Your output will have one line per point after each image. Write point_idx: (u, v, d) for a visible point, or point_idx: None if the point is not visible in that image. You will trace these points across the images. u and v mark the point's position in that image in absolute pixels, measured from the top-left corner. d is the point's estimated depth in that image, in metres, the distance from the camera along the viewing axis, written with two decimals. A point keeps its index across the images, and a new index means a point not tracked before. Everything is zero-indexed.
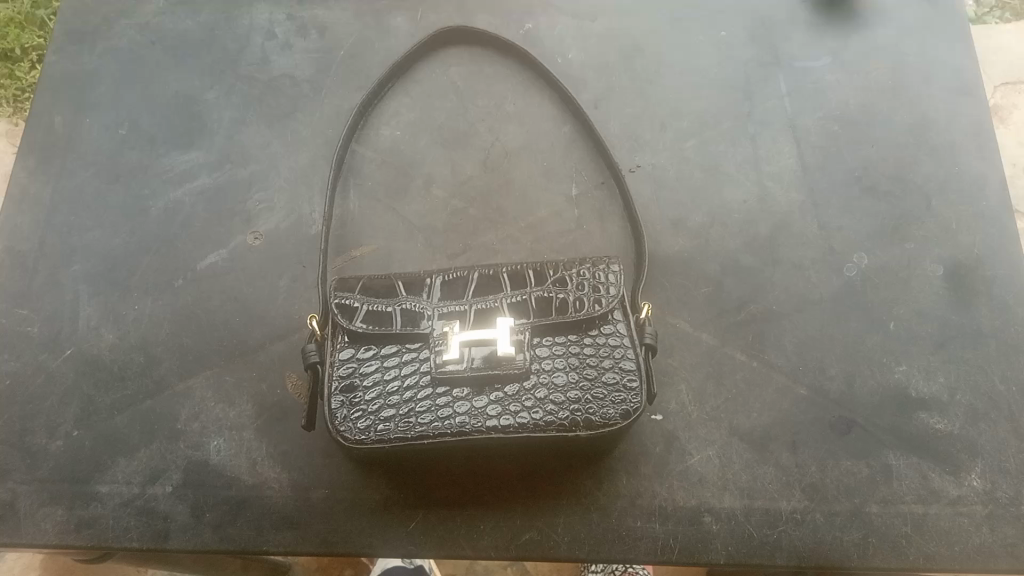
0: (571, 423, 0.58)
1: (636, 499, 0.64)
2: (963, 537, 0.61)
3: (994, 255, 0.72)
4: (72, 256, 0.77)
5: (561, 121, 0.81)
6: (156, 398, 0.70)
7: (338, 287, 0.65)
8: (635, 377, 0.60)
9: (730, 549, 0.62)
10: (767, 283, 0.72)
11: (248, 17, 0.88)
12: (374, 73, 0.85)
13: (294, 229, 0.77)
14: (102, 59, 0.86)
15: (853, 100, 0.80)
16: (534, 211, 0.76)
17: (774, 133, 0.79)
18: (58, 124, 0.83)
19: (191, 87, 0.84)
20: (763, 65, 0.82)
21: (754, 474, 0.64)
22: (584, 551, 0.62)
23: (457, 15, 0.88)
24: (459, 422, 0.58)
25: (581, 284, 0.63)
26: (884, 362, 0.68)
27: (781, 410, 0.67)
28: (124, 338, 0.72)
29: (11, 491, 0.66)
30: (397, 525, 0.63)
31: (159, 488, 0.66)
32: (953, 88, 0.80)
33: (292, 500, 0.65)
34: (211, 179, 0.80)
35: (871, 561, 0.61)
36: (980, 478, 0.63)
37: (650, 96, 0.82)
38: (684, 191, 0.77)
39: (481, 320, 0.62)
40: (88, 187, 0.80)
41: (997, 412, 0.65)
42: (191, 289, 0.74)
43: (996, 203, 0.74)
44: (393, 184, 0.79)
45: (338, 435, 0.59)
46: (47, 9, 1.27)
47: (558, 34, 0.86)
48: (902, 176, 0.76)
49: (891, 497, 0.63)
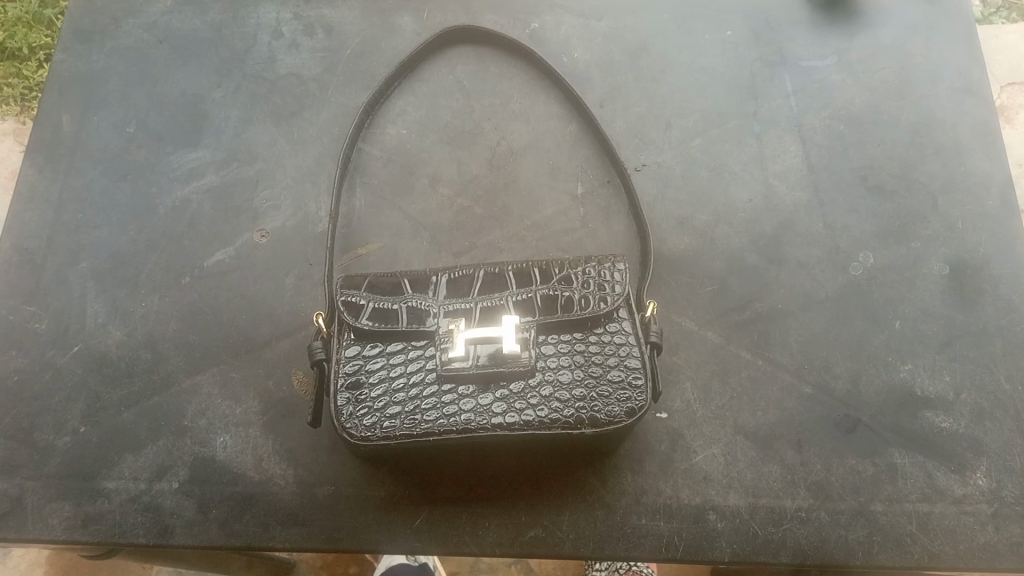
0: (577, 421, 0.58)
1: (640, 497, 0.64)
2: (968, 536, 0.61)
3: (999, 255, 0.72)
4: (80, 254, 0.77)
5: (566, 120, 0.82)
6: (162, 395, 0.70)
7: (344, 285, 0.65)
8: (640, 375, 0.60)
9: (734, 547, 0.62)
10: (772, 282, 0.72)
11: (255, 16, 0.89)
12: (380, 72, 0.85)
13: (300, 227, 0.77)
14: (110, 58, 0.87)
15: (858, 100, 0.80)
16: (539, 210, 0.76)
17: (780, 132, 0.79)
18: (66, 122, 0.83)
19: (197, 86, 0.85)
20: (768, 64, 0.82)
21: (759, 473, 0.64)
22: (588, 549, 0.62)
23: (463, 15, 0.88)
24: (465, 419, 0.59)
25: (587, 282, 0.64)
26: (889, 361, 0.68)
27: (786, 409, 0.67)
28: (131, 335, 0.73)
29: (19, 486, 0.67)
30: (402, 522, 0.64)
31: (165, 485, 0.66)
32: (958, 88, 0.80)
33: (298, 496, 0.65)
34: (217, 177, 0.80)
35: (876, 559, 0.61)
36: (985, 477, 0.63)
37: (655, 95, 0.82)
38: (689, 190, 0.77)
39: (487, 317, 0.62)
40: (95, 185, 0.80)
41: (1002, 411, 0.65)
42: (198, 287, 0.75)
43: (1002, 203, 0.74)
44: (399, 183, 0.79)
45: (344, 432, 0.59)
46: (55, 8, 1.28)
47: (563, 33, 0.86)
48: (907, 176, 0.76)
49: (895, 496, 0.63)
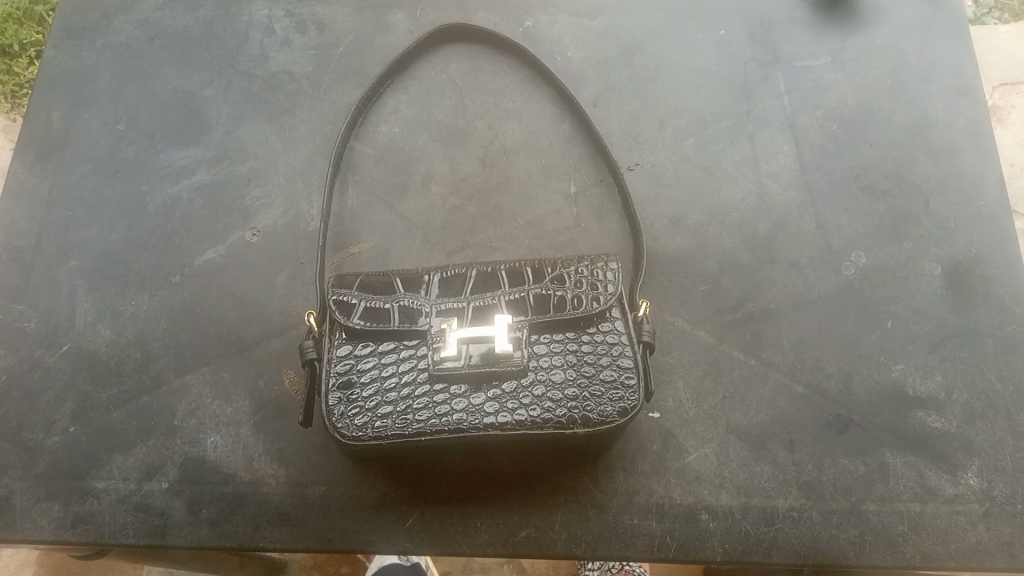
0: (569, 421, 0.58)
1: (633, 497, 0.64)
2: (959, 535, 0.62)
3: (991, 255, 0.72)
4: (70, 252, 0.77)
5: (560, 118, 0.81)
6: (153, 394, 0.69)
7: (336, 284, 0.65)
8: (633, 375, 0.60)
9: (727, 547, 0.62)
10: (765, 282, 0.72)
11: (247, 13, 0.88)
12: (373, 70, 0.85)
13: (292, 226, 0.77)
14: (101, 55, 0.86)
15: (852, 100, 0.80)
16: (532, 209, 0.76)
17: (773, 132, 0.79)
18: (56, 119, 0.83)
19: (189, 83, 0.84)
20: (762, 64, 0.82)
21: (751, 472, 0.64)
22: (580, 549, 0.62)
23: (456, 13, 0.87)
24: (457, 419, 0.58)
25: (579, 281, 0.63)
26: (881, 361, 0.68)
27: (779, 408, 0.67)
28: (122, 334, 0.72)
29: (8, 486, 0.66)
30: (394, 522, 0.63)
31: (156, 484, 0.66)
32: (951, 88, 0.80)
33: (289, 496, 0.65)
34: (209, 175, 0.80)
35: (868, 559, 0.61)
36: (976, 477, 0.63)
37: (648, 94, 0.82)
38: (682, 189, 0.77)
39: (479, 317, 0.62)
40: (86, 182, 0.80)
41: (994, 411, 0.65)
42: (189, 285, 0.74)
43: (995, 203, 0.74)
44: (392, 181, 0.79)
45: (335, 431, 0.59)
46: (46, 5, 1.28)
47: (557, 32, 0.86)
48: (901, 176, 0.76)
49: (887, 496, 0.63)
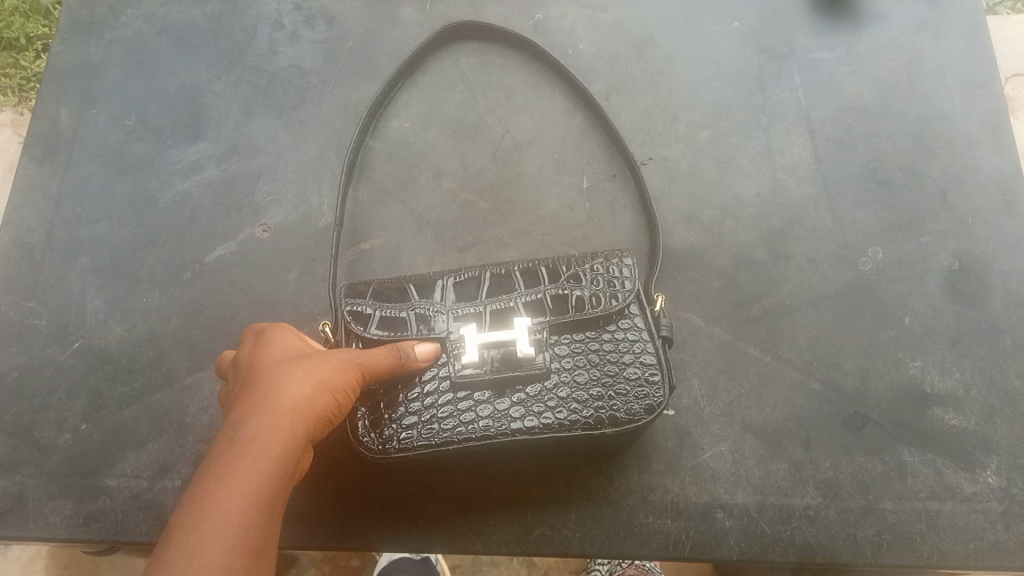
0: (597, 421, 0.58)
1: (647, 495, 0.63)
2: (977, 534, 0.61)
3: (1011, 250, 0.71)
4: (80, 249, 0.76)
5: (571, 112, 0.80)
6: (164, 391, 0.69)
7: (348, 293, 0.64)
8: (657, 371, 0.60)
9: (742, 546, 0.61)
10: (780, 278, 0.71)
11: (254, 7, 0.87)
12: (382, 64, 0.84)
13: (302, 221, 0.76)
14: (108, 50, 0.85)
15: (867, 92, 0.79)
16: (544, 204, 0.76)
17: (788, 125, 0.78)
18: (64, 115, 0.82)
19: (197, 78, 0.84)
20: (776, 56, 0.81)
21: (767, 470, 0.64)
22: (595, 546, 0.62)
23: (465, 5, 0.86)
24: (483, 426, 0.58)
25: (596, 279, 0.62)
26: (899, 358, 0.67)
27: (794, 406, 0.66)
28: (132, 331, 0.72)
29: (20, 484, 0.66)
30: (410, 523, 0.63)
31: (169, 482, 0.66)
32: (966, 80, 0.79)
33: (301, 495, 0.65)
34: (218, 171, 0.79)
35: (885, 558, 0.60)
36: (995, 475, 0.63)
37: (662, 88, 0.81)
38: (696, 184, 0.76)
39: (497, 320, 0.61)
40: (95, 179, 0.79)
41: (1013, 408, 0.65)
42: (200, 282, 0.74)
43: (1013, 197, 0.73)
44: (403, 177, 0.78)
45: (360, 447, 0.59)
46: None
47: (568, 24, 0.85)
48: (917, 171, 0.75)
49: (905, 494, 0.62)
